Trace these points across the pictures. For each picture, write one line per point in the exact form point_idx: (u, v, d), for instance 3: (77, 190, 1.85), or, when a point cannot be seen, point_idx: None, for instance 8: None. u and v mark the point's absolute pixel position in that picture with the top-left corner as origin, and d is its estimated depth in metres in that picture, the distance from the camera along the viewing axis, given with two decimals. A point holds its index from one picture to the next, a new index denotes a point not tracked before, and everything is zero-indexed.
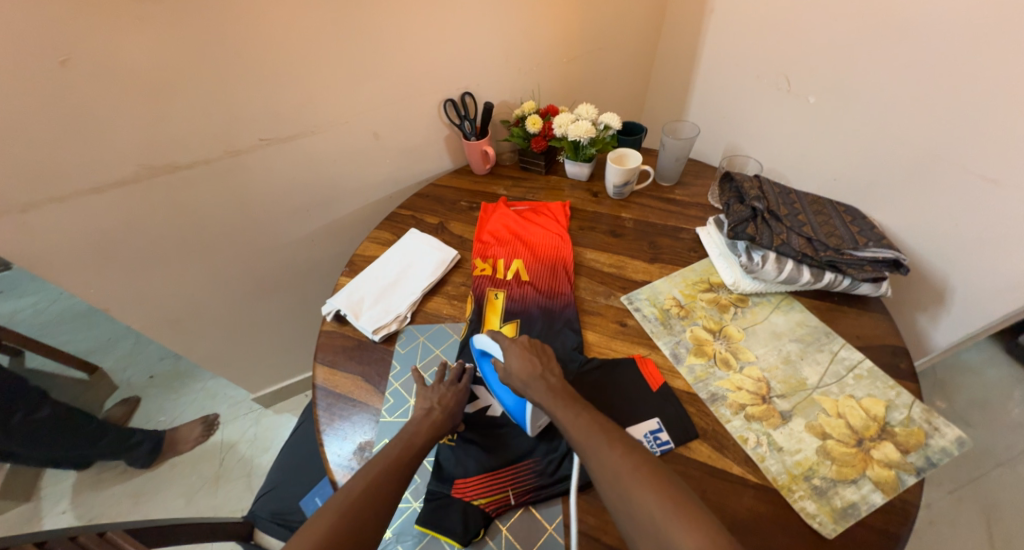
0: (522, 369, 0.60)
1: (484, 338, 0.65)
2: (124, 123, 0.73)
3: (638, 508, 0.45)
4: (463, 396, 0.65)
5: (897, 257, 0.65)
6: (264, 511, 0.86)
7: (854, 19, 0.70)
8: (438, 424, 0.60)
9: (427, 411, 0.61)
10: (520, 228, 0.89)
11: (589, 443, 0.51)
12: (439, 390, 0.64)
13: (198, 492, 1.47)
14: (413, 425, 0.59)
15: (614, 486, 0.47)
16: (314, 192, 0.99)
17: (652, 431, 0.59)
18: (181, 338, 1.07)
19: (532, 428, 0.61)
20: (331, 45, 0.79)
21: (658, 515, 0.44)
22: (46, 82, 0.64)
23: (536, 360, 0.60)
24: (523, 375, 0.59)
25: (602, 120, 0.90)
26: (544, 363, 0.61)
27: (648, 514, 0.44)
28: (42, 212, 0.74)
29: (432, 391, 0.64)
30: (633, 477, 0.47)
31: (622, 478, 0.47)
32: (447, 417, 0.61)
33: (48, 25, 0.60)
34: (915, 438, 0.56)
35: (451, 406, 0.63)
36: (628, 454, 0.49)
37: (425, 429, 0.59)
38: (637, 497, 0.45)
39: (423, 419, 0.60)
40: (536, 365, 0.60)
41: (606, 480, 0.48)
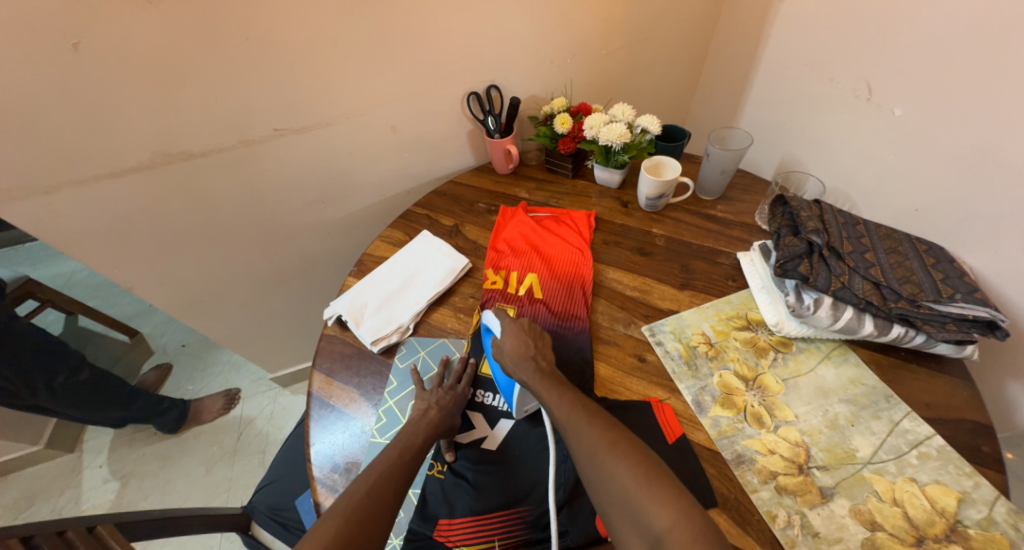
0: (515, 347, 0.59)
1: (489, 314, 0.65)
2: (136, 108, 0.67)
3: (613, 482, 0.42)
4: (458, 402, 0.61)
5: (994, 317, 0.52)
6: (262, 504, 0.83)
7: (975, 15, 0.56)
8: (437, 425, 0.56)
9: (424, 411, 0.57)
10: (539, 238, 0.82)
11: (570, 421, 0.49)
12: (437, 392, 0.61)
13: (221, 461, 1.36)
14: (410, 425, 0.55)
15: (590, 460, 0.45)
16: (333, 184, 0.93)
17: None
18: (202, 319, 1.04)
19: (519, 411, 0.60)
20: (352, 32, 0.72)
21: (631, 487, 0.41)
22: (55, 65, 0.59)
23: (529, 342, 0.60)
24: (512, 352, 0.58)
25: (639, 123, 0.80)
26: (538, 346, 0.60)
27: (624, 494, 0.41)
28: (62, 196, 0.71)
29: (429, 393, 0.60)
30: (610, 452, 0.44)
31: (598, 451, 0.45)
32: (445, 417, 0.57)
33: (51, 2, 0.54)
34: (996, 547, 0.45)
35: (449, 406, 0.59)
36: (607, 429, 0.47)
37: (424, 430, 0.55)
38: (612, 471, 0.43)
39: (421, 419, 0.56)
40: (529, 346, 0.59)
41: (585, 457, 0.46)
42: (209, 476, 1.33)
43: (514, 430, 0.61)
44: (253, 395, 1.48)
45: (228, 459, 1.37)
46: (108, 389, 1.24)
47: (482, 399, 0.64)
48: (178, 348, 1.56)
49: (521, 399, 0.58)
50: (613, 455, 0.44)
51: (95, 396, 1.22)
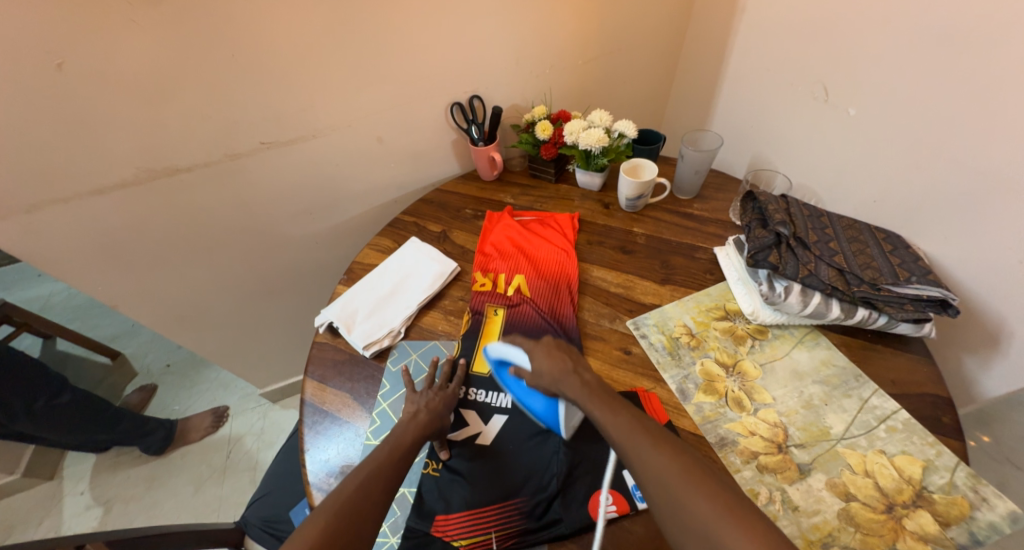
0: (553, 366, 0.60)
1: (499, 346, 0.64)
2: (122, 125, 0.68)
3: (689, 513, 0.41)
4: (450, 398, 0.62)
5: (945, 296, 0.56)
6: (255, 518, 0.82)
7: (913, 22, 0.61)
8: (426, 427, 0.57)
9: (414, 413, 0.58)
10: (526, 241, 0.84)
11: (631, 442, 0.48)
12: (427, 394, 0.61)
13: (210, 480, 1.34)
14: (399, 426, 0.56)
15: (663, 486, 0.44)
16: (319, 195, 0.94)
17: None
18: (189, 335, 1.04)
19: (567, 429, 0.58)
20: (337, 47, 0.74)
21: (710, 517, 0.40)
22: (41, 84, 0.60)
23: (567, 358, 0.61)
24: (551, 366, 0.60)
25: (616, 128, 0.84)
26: (574, 360, 0.61)
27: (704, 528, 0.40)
28: (46, 214, 0.71)
29: (420, 396, 0.61)
30: (683, 481, 0.43)
31: (670, 479, 0.44)
32: (435, 419, 0.58)
33: (37, 23, 0.56)
34: (957, 509, 0.49)
35: (439, 408, 0.60)
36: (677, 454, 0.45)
37: (412, 433, 0.55)
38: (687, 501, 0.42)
39: (411, 421, 0.57)
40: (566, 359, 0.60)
41: (655, 485, 0.44)
42: (197, 495, 1.30)
43: (507, 425, 0.62)
44: (242, 412, 1.46)
45: (218, 477, 1.34)
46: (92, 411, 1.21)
47: (474, 396, 0.65)
48: (163, 368, 1.53)
49: (566, 415, 0.57)
50: (689, 487, 0.42)
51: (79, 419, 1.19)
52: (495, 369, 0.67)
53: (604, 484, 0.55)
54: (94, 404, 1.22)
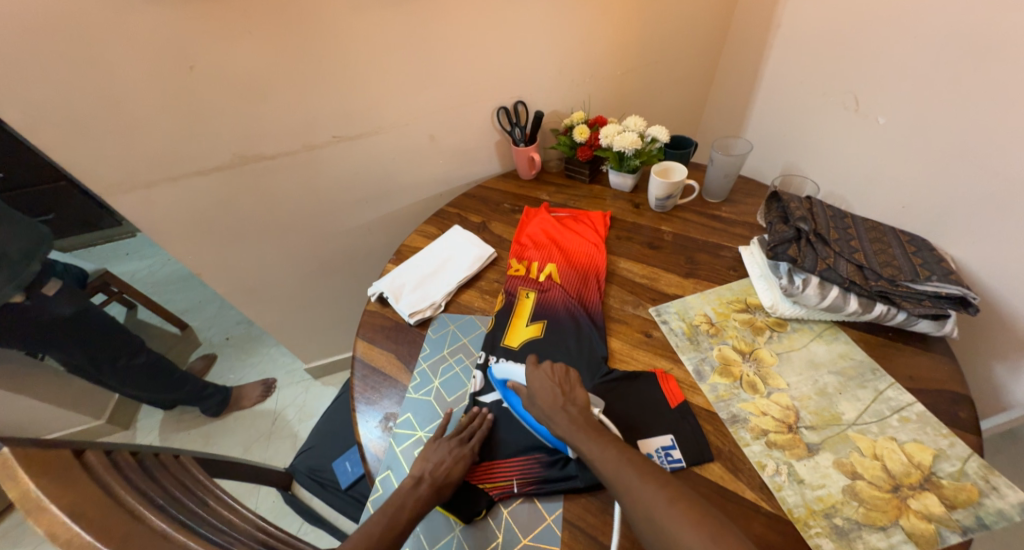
0: (544, 400, 0.58)
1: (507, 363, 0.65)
2: (227, 117, 0.81)
3: None
4: (464, 462, 0.57)
5: (964, 294, 0.59)
6: (302, 466, 0.91)
7: (939, 40, 0.65)
8: (426, 500, 0.54)
9: (416, 482, 0.55)
10: (559, 234, 0.90)
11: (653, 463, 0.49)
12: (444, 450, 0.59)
13: (257, 443, 1.46)
14: (399, 493, 0.55)
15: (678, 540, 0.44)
16: (376, 185, 1.05)
17: (664, 447, 0.58)
18: (255, 306, 1.17)
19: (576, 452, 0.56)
20: (405, 55, 0.85)
21: None
22: (172, 81, 0.73)
23: (559, 392, 0.59)
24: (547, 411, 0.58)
25: (649, 133, 0.90)
26: (570, 399, 0.58)
27: None
28: (161, 189, 0.85)
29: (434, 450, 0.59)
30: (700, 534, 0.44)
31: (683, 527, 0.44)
32: (437, 488, 0.55)
33: (179, 34, 0.69)
34: (965, 495, 0.50)
35: (445, 476, 0.56)
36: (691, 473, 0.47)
37: (411, 505, 0.53)
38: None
39: (411, 492, 0.55)
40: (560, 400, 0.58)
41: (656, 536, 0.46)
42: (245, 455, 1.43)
43: None
44: (287, 386, 1.58)
45: (264, 441, 1.46)
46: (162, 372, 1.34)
47: (504, 365, 0.69)
48: (223, 339, 1.68)
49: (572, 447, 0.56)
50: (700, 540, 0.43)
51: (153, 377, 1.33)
52: (523, 343, 0.72)
53: None
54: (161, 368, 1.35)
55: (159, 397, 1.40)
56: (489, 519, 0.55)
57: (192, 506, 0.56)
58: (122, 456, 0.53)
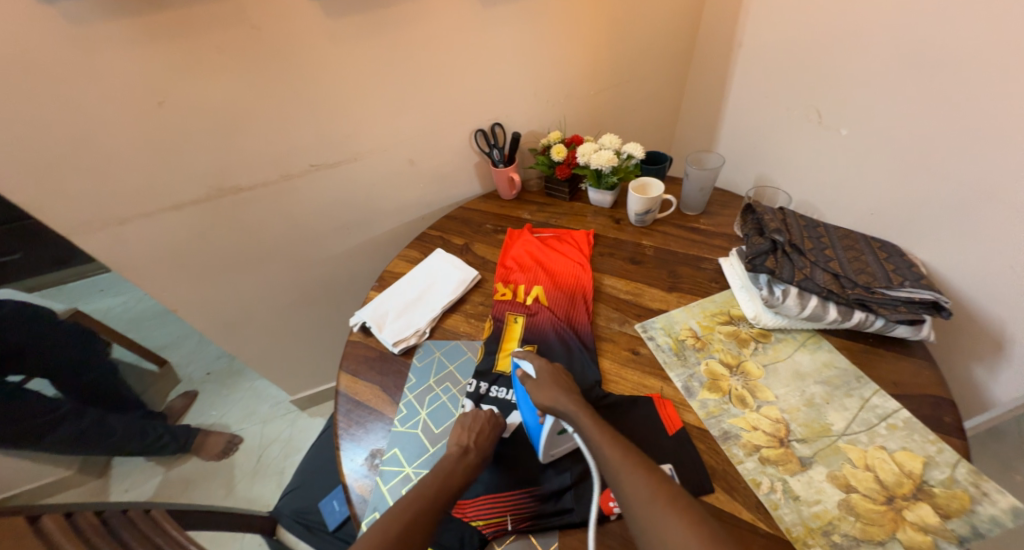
0: (547, 386, 0.60)
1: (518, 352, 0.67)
2: (199, 151, 0.80)
3: None
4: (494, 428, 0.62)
5: (937, 298, 0.60)
6: (287, 508, 0.87)
7: (894, 55, 0.68)
8: (475, 464, 0.57)
9: (463, 450, 0.58)
10: (543, 255, 0.90)
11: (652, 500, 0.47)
12: (474, 419, 0.62)
13: (240, 482, 1.41)
14: (446, 457, 0.57)
15: None
16: (355, 212, 1.04)
17: None
18: (234, 341, 1.13)
19: (546, 455, 0.59)
20: (379, 83, 0.85)
21: None
22: (139, 117, 0.72)
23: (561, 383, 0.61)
24: (550, 389, 0.59)
25: (625, 150, 0.92)
26: (571, 389, 0.60)
27: None
28: (131, 226, 0.82)
29: (467, 422, 0.62)
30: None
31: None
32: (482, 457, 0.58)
33: (146, 71, 0.68)
34: (957, 503, 0.50)
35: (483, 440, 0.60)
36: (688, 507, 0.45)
37: (462, 469, 0.56)
38: None
39: (460, 458, 0.57)
40: (563, 386, 0.60)
41: None
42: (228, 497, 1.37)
43: None
44: (269, 421, 1.53)
45: (248, 480, 1.41)
46: (98, 435, 1.23)
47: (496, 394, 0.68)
48: (203, 376, 1.62)
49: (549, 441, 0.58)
50: None
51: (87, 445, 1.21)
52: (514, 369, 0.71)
53: None
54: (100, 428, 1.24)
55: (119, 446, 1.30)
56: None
57: None
58: (82, 518, 0.51)
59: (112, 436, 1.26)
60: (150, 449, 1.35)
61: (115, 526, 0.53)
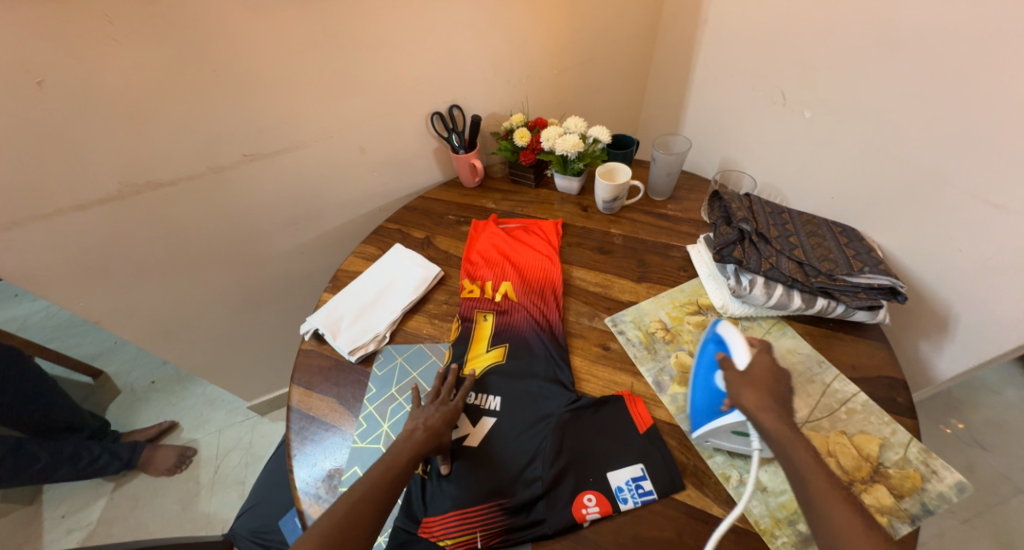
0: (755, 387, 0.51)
1: (736, 336, 0.56)
2: (102, 141, 0.69)
3: None
4: (452, 413, 0.60)
5: (893, 284, 0.61)
6: (244, 529, 0.82)
7: (853, 35, 0.67)
8: (423, 444, 0.55)
9: (412, 431, 0.57)
10: (510, 248, 0.86)
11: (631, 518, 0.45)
12: (428, 410, 0.60)
13: (197, 497, 1.33)
14: (395, 445, 0.55)
15: None
16: (304, 205, 0.96)
17: (635, 478, 0.55)
18: (176, 349, 1.04)
19: (704, 437, 0.56)
20: (317, 62, 0.77)
21: None
22: (20, 103, 0.61)
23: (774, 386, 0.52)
24: (760, 393, 0.50)
25: (591, 134, 0.88)
26: (785, 399, 0.51)
27: None
28: (26, 229, 0.71)
29: (420, 411, 0.60)
30: None
31: None
32: (432, 436, 0.56)
33: (18, 45, 0.57)
34: (910, 482, 0.52)
35: (439, 425, 0.58)
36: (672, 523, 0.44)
37: (409, 451, 0.54)
38: None
39: (407, 440, 0.56)
40: (775, 392, 0.51)
41: None
42: (184, 514, 1.29)
43: (495, 427, 0.62)
44: (228, 427, 1.46)
45: (206, 492, 1.33)
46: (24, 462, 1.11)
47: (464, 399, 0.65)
48: (147, 385, 1.53)
49: (715, 431, 0.54)
50: None
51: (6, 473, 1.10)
52: (484, 371, 0.68)
53: (588, 484, 0.55)
54: (21, 455, 1.12)
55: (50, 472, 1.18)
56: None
57: None
58: None
59: (38, 461, 1.14)
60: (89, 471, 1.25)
61: None
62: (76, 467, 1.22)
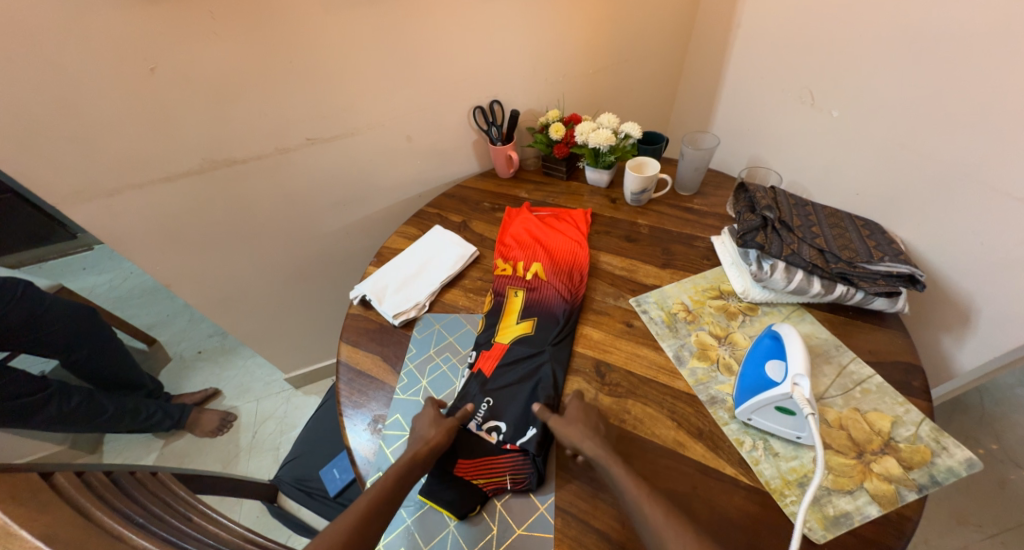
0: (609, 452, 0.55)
1: (793, 335, 0.60)
2: (191, 121, 0.79)
3: None
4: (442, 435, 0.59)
5: (912, 272, 0.65)
6: (288, 477, 0.90)
7: (880, 38, 0.70)
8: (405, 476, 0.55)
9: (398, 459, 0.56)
10: (542, 233, 0.91)
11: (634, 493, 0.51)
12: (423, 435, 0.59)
13: (236, 458, 1.43)
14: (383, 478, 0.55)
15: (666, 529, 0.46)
16: (353, 188, 1.04)
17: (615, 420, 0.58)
18: (230, 316, 1.15)
19: (744, 412, 0.59)
20: (377, 54, 0.85)
21: None
22: (132, 84, 0.71)
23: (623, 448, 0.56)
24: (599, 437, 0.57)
25: (623, 129, 0.93)
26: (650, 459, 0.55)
27: None
28: (123, 197, 0.82)
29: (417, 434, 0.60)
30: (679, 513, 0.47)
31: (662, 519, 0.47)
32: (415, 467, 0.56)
33: (137, 36, 0.67)
34: (919, 456, 0.54)
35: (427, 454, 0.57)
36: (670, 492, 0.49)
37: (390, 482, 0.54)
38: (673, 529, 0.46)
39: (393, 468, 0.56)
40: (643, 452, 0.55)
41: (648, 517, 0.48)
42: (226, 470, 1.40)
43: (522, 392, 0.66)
44: (266, 397, 1.56)
45: (245, 455, 1.43)
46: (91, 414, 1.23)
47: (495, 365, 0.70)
48: (195, 354, 1.66)
49: (755, 406, 0.57)
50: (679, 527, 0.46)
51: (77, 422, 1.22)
52: (513, 340, 0.73)
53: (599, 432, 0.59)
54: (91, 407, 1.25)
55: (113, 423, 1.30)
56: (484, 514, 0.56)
57: (176, 522, 0.55)
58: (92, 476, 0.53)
59: (104, 414, 1.26)
60: (144, 427, 1.36)
61: (124, 485, 0.55)
62: (136, 421, 1.33)
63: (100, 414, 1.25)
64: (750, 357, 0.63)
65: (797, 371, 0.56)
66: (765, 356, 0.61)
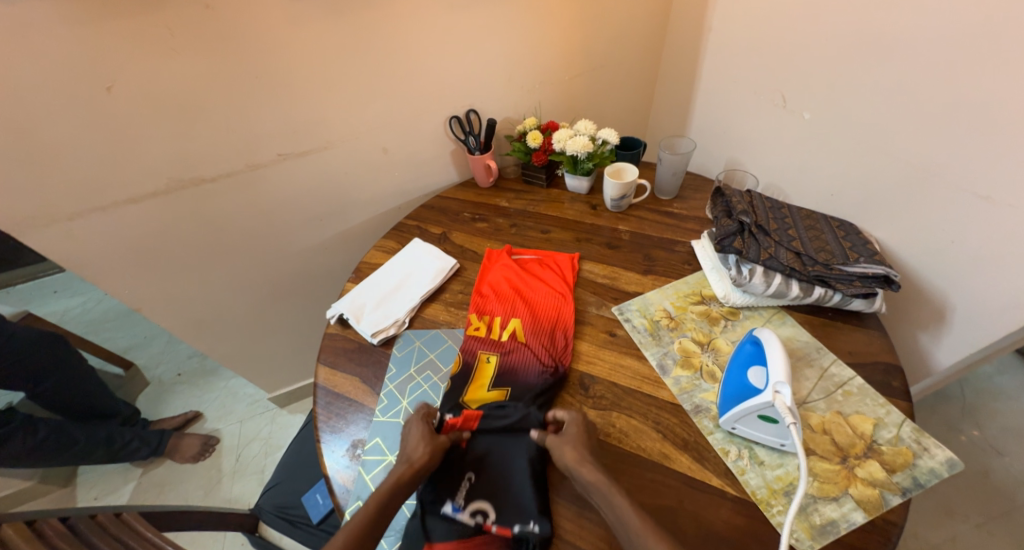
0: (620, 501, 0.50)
1: (774, 341, 0.60)
2: (154, 140, 0.76)
3: None
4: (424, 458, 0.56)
5: (887, 272, 0.65)
6: (269, 504, 0.88)
7: (846, 40, 0.71)
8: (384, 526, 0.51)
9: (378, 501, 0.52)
10: (523, 283, 0.83)
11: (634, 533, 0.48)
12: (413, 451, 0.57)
13: (219, 483, 1.39)
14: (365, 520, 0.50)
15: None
16: (329, 202, 1.02)
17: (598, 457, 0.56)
18: (206, 338, 1.11)
19: (728, 421, 0.58)
20: (348, 68, 0.83)
21: None
22: (90, 105, 0.69)
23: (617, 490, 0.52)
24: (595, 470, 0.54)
25: (600, 136, 0.93)
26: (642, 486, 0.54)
27: None
28: (85, 221, 0.78)
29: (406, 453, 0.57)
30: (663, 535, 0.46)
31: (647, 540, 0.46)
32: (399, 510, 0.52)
33: (92, 55, 0.65)
34: (902, 458, 0.55)
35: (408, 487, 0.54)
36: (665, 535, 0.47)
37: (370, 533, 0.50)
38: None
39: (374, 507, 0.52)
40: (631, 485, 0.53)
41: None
42: (208, 498, 1.36)
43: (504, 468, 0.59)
44: (249, 418, 1.52)
45: (228, 480, 1.39)
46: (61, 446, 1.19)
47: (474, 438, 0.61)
48: (174, 377, 1.61)
49: (738, 414, 0.57)
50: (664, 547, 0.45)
51: (48, 455, 1.17)
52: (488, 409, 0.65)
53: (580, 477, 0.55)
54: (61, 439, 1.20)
55: (86, 453, 1.26)
56: (471, 520, 0.55)
57: None
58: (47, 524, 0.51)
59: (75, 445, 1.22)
60: (119, 456, 1.32)
61: (82, 531, 0.53)
62: (110, 450, 1.29)
63: (70, 445, 1.21)
64: (732, 364, 0.63)
65: (777, 379, 0.55)
66: (748, 362, 0.60)
